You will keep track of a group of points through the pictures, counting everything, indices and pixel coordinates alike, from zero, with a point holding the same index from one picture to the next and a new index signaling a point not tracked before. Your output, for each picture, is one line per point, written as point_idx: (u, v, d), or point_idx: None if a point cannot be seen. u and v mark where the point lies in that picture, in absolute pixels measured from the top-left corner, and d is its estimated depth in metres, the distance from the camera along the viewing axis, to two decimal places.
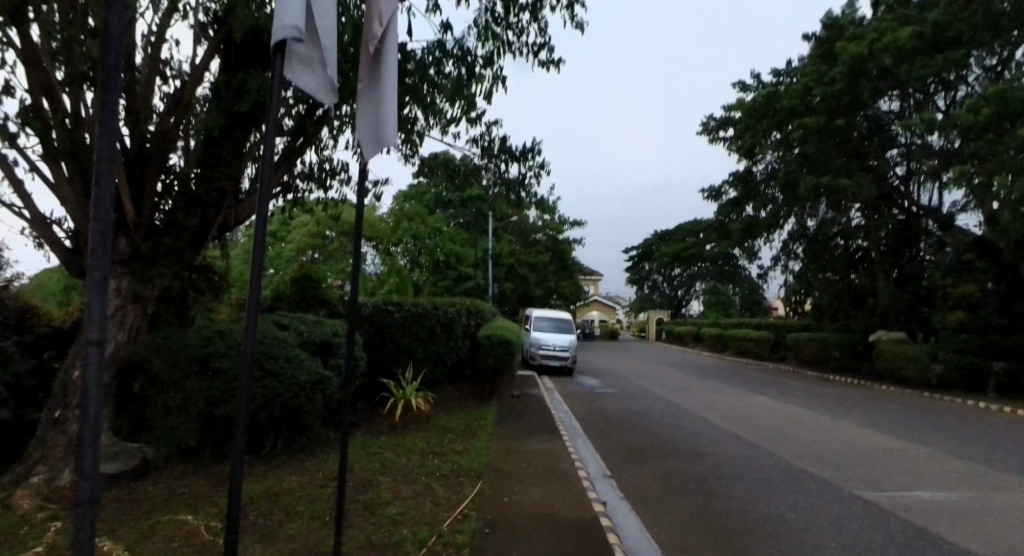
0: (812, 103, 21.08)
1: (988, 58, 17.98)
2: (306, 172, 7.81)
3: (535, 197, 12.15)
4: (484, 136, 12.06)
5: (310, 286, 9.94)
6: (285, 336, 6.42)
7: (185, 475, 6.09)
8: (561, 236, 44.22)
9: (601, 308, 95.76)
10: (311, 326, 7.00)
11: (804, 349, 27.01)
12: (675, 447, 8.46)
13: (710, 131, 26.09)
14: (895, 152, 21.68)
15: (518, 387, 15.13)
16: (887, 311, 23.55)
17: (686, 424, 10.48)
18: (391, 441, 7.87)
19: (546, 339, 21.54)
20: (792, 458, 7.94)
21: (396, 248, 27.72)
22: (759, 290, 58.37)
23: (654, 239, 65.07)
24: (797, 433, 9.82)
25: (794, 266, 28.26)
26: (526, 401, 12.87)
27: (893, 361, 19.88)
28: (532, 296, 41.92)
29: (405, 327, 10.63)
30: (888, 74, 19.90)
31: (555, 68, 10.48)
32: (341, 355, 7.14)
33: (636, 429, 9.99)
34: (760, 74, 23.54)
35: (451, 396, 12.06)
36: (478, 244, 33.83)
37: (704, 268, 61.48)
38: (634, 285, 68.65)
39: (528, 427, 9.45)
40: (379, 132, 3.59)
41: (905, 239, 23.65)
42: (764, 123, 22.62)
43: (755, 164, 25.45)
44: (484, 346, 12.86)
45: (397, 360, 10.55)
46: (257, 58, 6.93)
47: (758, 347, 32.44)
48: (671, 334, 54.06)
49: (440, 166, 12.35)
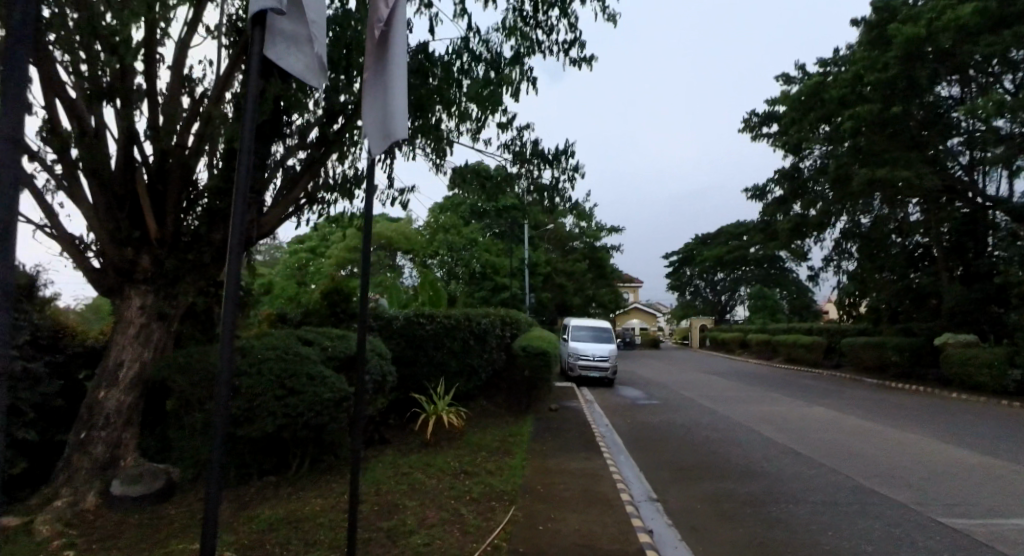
0: (863, 92, 19.87)
1: None
2: (331, 181, 7.61)
3: (570, 201, 11.69)
4: (515, 140, 11.74)
5: (340, 300, 9.75)
6: (308, 351, 6.17)
7: (209, 498, 5.90)
8: (598, 243, 43.52)
9: (642, 315, 94.01)
10: (336, 341, 6.75)
11: (861, 354, 25.39)
12: (727, 465, 7.78)
13: (752, 128, 25.03)
14: (957, 141, 20.24)
15: (556, 399, 14.61)
16: (953, 312, 21.88)
17: (737, 438, 9.75)
18: (422, 459, 7.53)
19: (585, 348, 20.91)
20: (858, 477, 7.17)
21: (432, 260, 27.81)
22: (809, 293, 55.85)
23: (695, 243, 63.33)
24: (863, 448, 8.96)
25: (847, 266, 26.73)
26: (565, 415, 12.34)
27: (963, 366, 18.35)
28: (570, 305, 41.26)
29: (438, 340, 10.34)
30: (947, 56, 18.55)
31: (587, 65, 10.09)
32: (368, 371, 6.81)
33: (683, 444, 9.33)
34: (804, 65, 22.46)
35: (486, 410, 11.69)
36: (514, 254, 33.52)
37: (749, 272, 59.35)
38: (676, 291, 66.92)
39: (566, 443, 8.95)
40: (386, 123, 3.25)
41: (970, 234, 22.00)
42: (812, 114, 21.73)
43: (801, 160, 24.19)
44: (520, 357, 12.42)
45: (430, 374, 10.24)
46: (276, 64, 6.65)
47: (811, 353, 30.77)
48: (716, 342, 52.31)
49: (471, 174, 12.03)
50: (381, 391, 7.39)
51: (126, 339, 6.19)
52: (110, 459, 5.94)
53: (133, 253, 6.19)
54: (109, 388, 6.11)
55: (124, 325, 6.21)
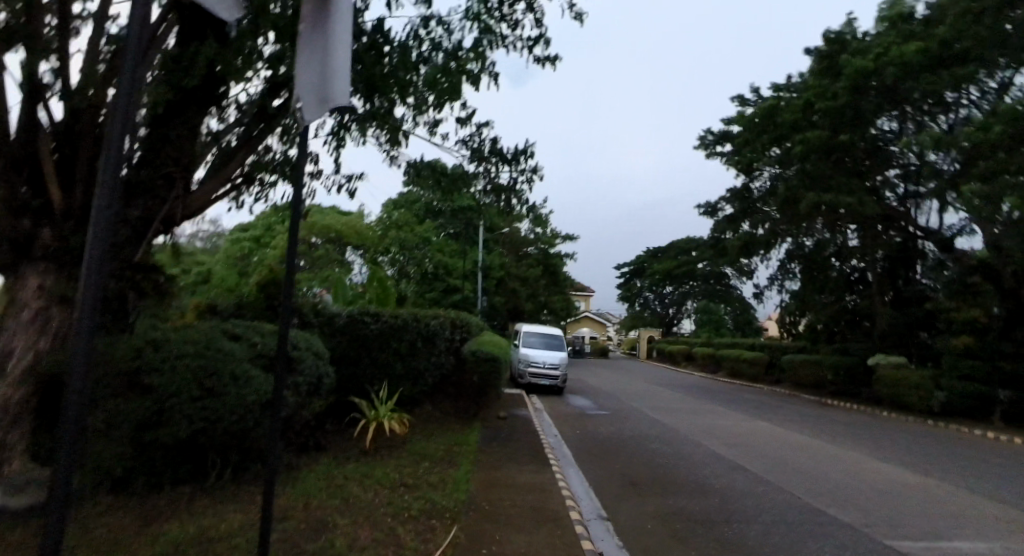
0: (814, 119, 20.62)
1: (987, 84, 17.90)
2: (271, 161, 7.02)
3: (526, 204, 11.35)
4: (474, 137, 11.35)
5: (277, 294, 9.00)
6: (234, 347, 5.54)
7: (111, 509, 5.14)
8: (553, 250, 43.60)
9: (592, 324, 95.24)
10: (266, 336, 6.11)
11: (800, 371, 26.32)
12: (676, 481, 7.62)
13: (708, 146, 25.62)
14: (894, 173, 21.37)
15: (505, 406, 14.23)
16: (885, 334, 23.00)
17: (685, 452, 9.67)
18: (360, 468, 6.97)
19: (535, 355, 20.68)
20: (805, 496, 7.15)
21: (383, 258, 26.99)
22: (751, 310, 57.98)
23: (646, 256, 64.65)
24: (805, 465, 9.06)
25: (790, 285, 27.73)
26: (513, 423, 12.00)
27: (895, 387, 19.20)
28: (522, 310, 41.04)
29: (383, 340, 9.82)
30: (890, 91, 19.51)
31: (550, 64, 9.85)
32: (302, 371, 6.19)
33: (632, 457, 9.15)
34: (758, 90, 23.15)
35: (432, 416, 11.16)
36: (467, 256, 32.97)
37: (696, 287, 61.11)
38: (626, 302, 68.05)
39: (514, 453, 8.57)
40: (325, 88, 2.83)
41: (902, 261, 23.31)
42: (764, 137, 22.29)
43: (752, 180, 24.94)
44: (469, 362, 11.95)
45: (372, 377, 9.72)
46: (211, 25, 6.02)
47: (752, 368, 31.74)
48: (662, 353, 53.44)
49: (426, 169, 11.57)
50: (317, 394, 6.79)
51: (19, 324, 5.36)
52: None
53: (31, 225, 5.42)
54: None
55: (17, 308, 5.38)
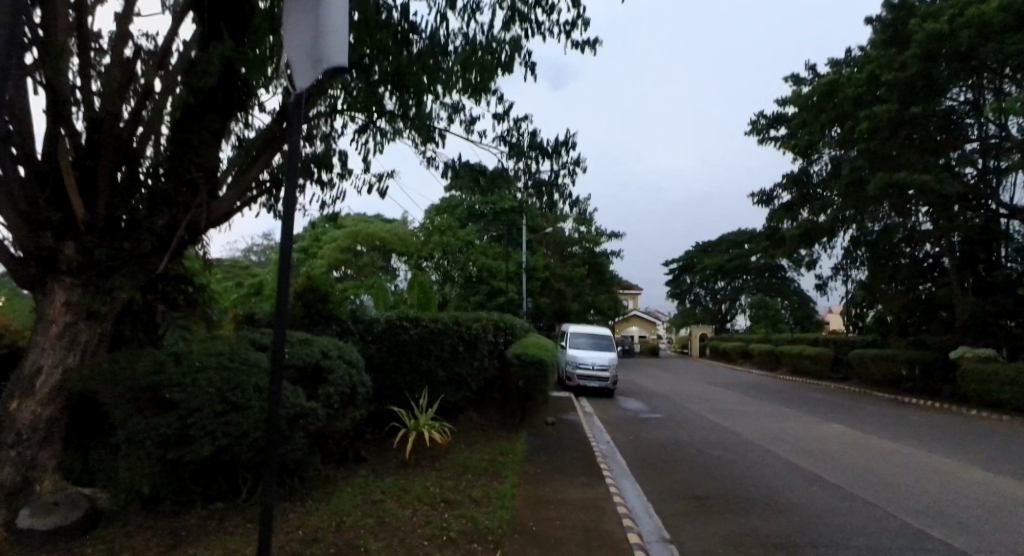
0: (881, 92, 19.03)
1: None
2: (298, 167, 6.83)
3: (569, 198, 10.73)
4: (512, 132, 10.86)
5: (315, 302, 8.79)
6: (258, 358, 5.23)
7: (137, 532, 4.88)
8: (598, 248, 42.69)
9: (641, 323, 93.10)
10: (297, 347, 5.78)
11: (871, 367, 24.40)
12: (748, 496, 6.86)
13: (760, 130, 24.27)
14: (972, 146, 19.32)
15: (553, 412, 13.59)
16: (968, 325, 20.97)
17: (753, 461, 8.85)
18: (398, 484, 6.55)
19: (584, 357, 19.98)
20: (902, 514, 6.24)
21: (427, 262, 27.26)
22: (810, 303, 54.99)
23: (696, 251, 62.68)
24: (893, 477, 8.08)
25: (856, 274, 25.85)
26: (562, 429, 11.39)
27: (984, 382, 17.38)
28: (568, 311, 40.21)
29: (423, 346, 9.46)
30: (966, 56, 17.77)
31: (590, 48, 9.22)
32: (333, 383, 5.77)
33: (694, 467, 8.42)
34: (814, 65, 21.69)
35: (477, 423, 10.72)
36: (510, 258, 32.57)
37: (749, 281, 58.64)
38: (675, 300, 66.15)
39: (564, 465, 7.98)
40: (318, 49, 2.40)
41: (983, 243, 21.30)
42: (824, 115, 20.82)
43: (811, 164, 23.39)
44: (513, 367, 11.39)
45: (412, 384, 9.32)
46: (223, 19, 6.00)
47: (817, 365, 29.78)
48: (716, 351, 51.38)
49: (465, 169, 11.13)
50: (353, 405, 6.41)
51: (47, 341, 5.21)
52: (21, 483, 4.97)
53: (54, 239, 5.20)
54: (24, 399, 5.11)
55: (44, 324, 5.23)
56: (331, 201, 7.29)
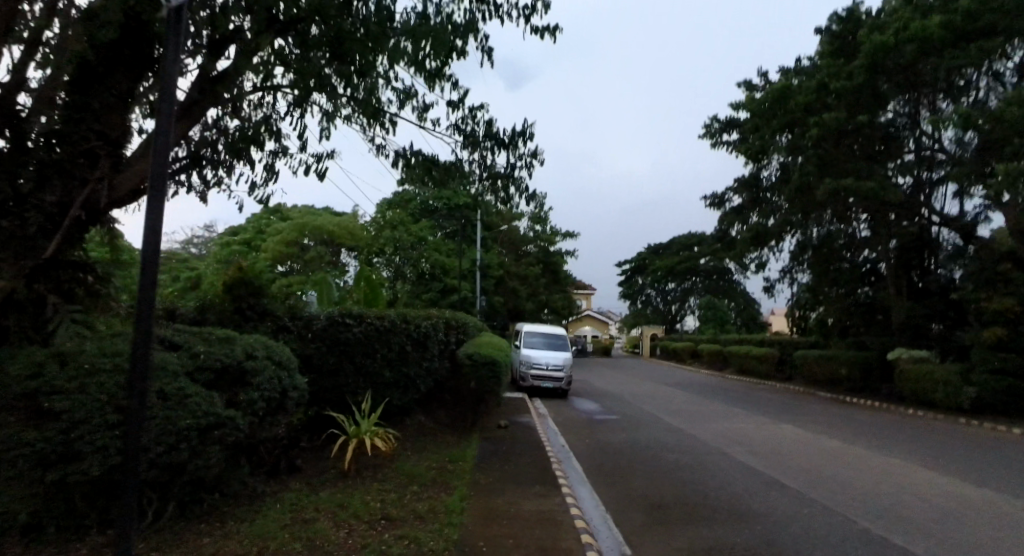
0: (830, 100, 19.55)
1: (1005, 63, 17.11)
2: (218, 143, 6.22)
3: (525, 192, 10.27)
4: (467, 120, 10.31)
5: (247, 295, 7.93)
6: (166, 358, 4.49)
7: None
8: (553, 248, 42.60)
9: (594, 323, 94.30)
10: (216, 346, 5.04)
11: (813, 367, 25.22)
12: (709, 503, 6.60)
13: (713, 134, 24.65)
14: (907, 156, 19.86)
15: (505, 414, 13.10)
16: (902, 327, 21.96)
17: (711, 465, 8.66)
18: (334, 498, 5.90)
19: (538, 357, 19.63)
20: (859, 517, 6.17)
21: (377, 258, 26.57)
22: (754, 305, 56.98)
23: (648, 253, 63.85)
24: (848, 479, 8.06)
25: (800, 277, 26.73)
26: (515, 433, 10.93)
27: (920, 382, 18.12)
28: (523, 310, 39.85)
29: (367, 345, 8.80)
30: (906, 69, 18.54)
31: (550, 35, 8.81)
32: (257, 387, 5.06)
33: (652, 473, 8.14)
34: (766, 72, 22.14)
35: (425, 428, 10.12)
36: (464, 255, 31.90)
37: (698, 283, 60.28)
38: (627, 300, 67.09)
39: (517, 473, 7.50)
40: None
41: (915, 250, 22.37)
42: (775, 121, 21.28)
43: (762, 169, 23.96)
44: (465, 367, 10.81)
45: (355, 386, 8.65)
46: None
47: (762, 365, 30.62)
48: (666, 351, 52.34)
49: (417, 159, 10.47)
50: (284, 410, 5.68)
51: None
52: None
53: None
54: None
55: None
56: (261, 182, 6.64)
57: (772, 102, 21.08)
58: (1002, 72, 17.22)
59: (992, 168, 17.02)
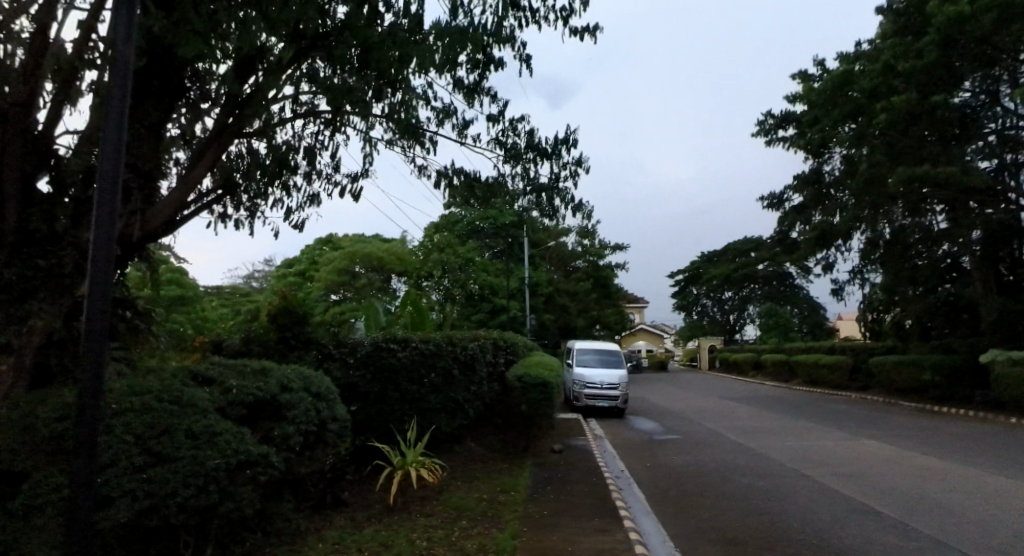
0: (896, 83, 18.16)
1: None
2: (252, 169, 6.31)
3: (572, 203, 9.84)
4: (508, 134, 10.04)
5: (291, 324, 7.85)
6: (197, 395, 4.30)
7: None
8: (602, 261, 41.79)
9: (648, 337, 92.00)
10: (249, 378, 4.84)
11: (893, 374, 23.25)
12: (795, 537, 5.84)
13: (767, 131, 23.58)
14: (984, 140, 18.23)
15: (560, 437, 12.54)
16: (994, 327, 19.95)
17: (790, 490, 7.82)
18: (380, 535, 5.58)
19: (591, 375, 18.92)
20: (975, 550, 5.27)
21: (427, 281, 26.69)
22: (820, 310, 53.87)
23: (701, 261, 61.83)
24: (955, 502, 7.08)
25: (872, 277, 24.89)
26: (572, 457, 10.36)
27: (1022, 387, 16.28)
28: (575, 326, 39.14)
29: (414, 369, 8.59)
30: (983, 42, 16.96)
31: (589, 35, 8.44)
32: (293, 421, 4.80)
33: (724, 500, 7.40)
34: (822, 61, 21.04)
35: (476, 454, 9.74)
36: (512, 273, 31.70)
37: (757, 290, 57.75)
38: (682, 311, 64.96)
39: (574, 504, 6.95)
40: None
41: (1003, 241, 20.39)
42: (835, 112, 20.12)
43: (825, 163, 22.81)
44: (515, 390, 10.38)
45: (403, 413, 8.41)
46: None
47: (834, 374, 28.58)
48: (727, 363, 50.06)
49: (459, 177, 10.25)
50: (323, 443, 5.41)
51: None
52: None
53: None
54: None
55: None
56: (296, 206, 6.67)
57: (833, 91, 19.98)
58: None
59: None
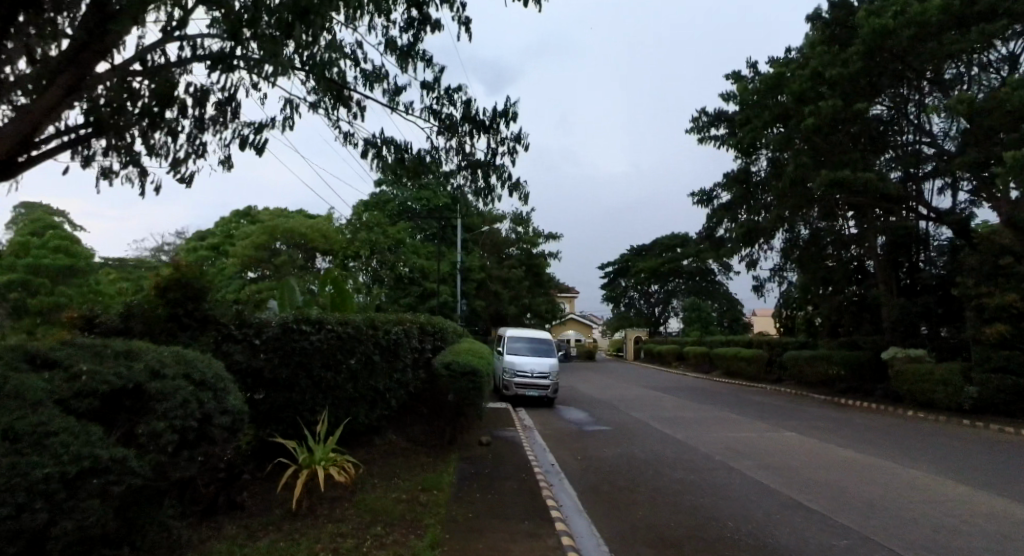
0: (825, 90, 18.97)
1: (996, 51, 16.81)
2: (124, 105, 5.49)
3: (508, 182, 9.22)
4: (444, 103, 9.23)
5: (184, 299, 6.60)
6: (27, 381, 3.30)
7: None
8: (535, 250, 41.63)
9: (577, 327, 94.01)
10: (107, 363, 3.91)
11: (804, 367, 24.65)
12: (727, 536, 5.62)
13: (701, 128, 24.05)
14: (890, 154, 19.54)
15: (488, 428, 12.04)
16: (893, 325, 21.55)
17: (721, 486, 7.72)
18: (281, 547, 4.75)
19: (522, 363, 18.56)
20: (895, 544, 5.28)
21: (353, 262, 25.44)
22: (738, 305, 56.94)
23: (631, 254, 63.51)
24: (875, 495, 7.19)
25: (789, 274, 26.26)
26: (500, 450, 9.86)
27: (918, 382, 17.57)
28: (506, 314, 38.78)
29: (327, 353, 7.74)
30: (900, 58, 17.97)
31: (534, 1, 7.79)
32: (165, 416, 3.89)
33: (656, 496, 7.17)
34: (755, 62, 21.56)
35: (396, 447, 9.02)
36: (444, 257, 30.77)
37: (681, 284, 60.14)
38: (611, 303, 66.49)
39: (503, 504, 6.42)
40: None
41: (903, 246, 22.05)
42: (766, 113, 20.77)
43: (752, 163, 23.51)
44: (441, 378, 9.71)
45: (313, 403, 7.55)
46: None
47: (750, 367, 30.03)
48: (651, 354, 51.83)
49: (388, 147, 9.34)
50: (209, 441, 4.48)
51: None
52: None
53: None
54: None
55: None
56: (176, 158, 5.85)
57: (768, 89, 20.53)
58: (990, 64, 17.01)
59: (991, 172, 16.32)
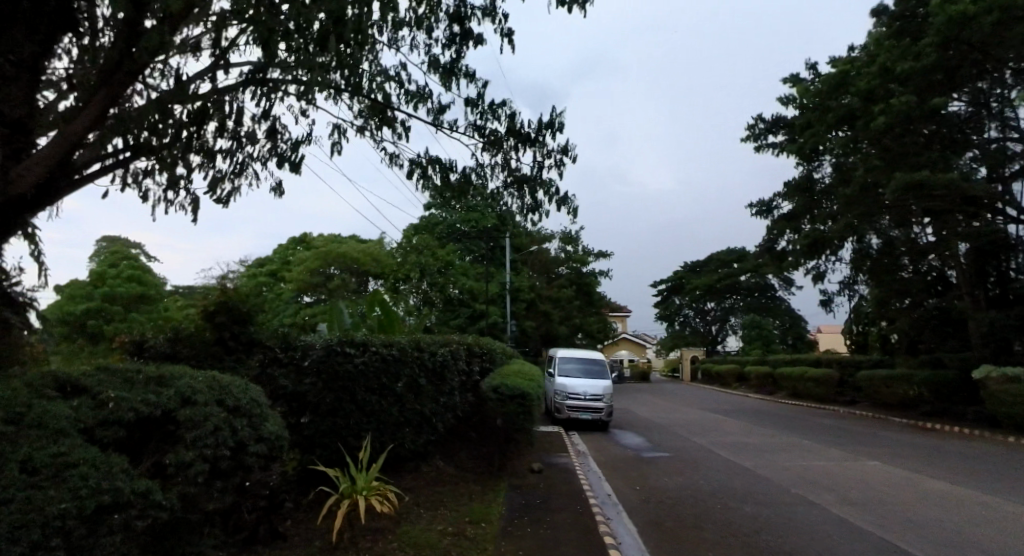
0: (895, 87, 17.77)
1: None
2: (159, 125, 5.74)
3: (555, 196, 8.87)
4: (488, 119, 9.04)
5: (230, 323, 6.49)
6: (54, 406, 3.17)
7: None
8: (585, 268, 40.91)
9: (629, 347, 91.63)
10: (137, 389, 3.76)
11: (882, 388, 22.69)
12: None
13: (757, 136, 23.05)
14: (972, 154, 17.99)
15: (540, 454, 11.51)
16: (985, 341, 19.53)
17: (800, 523, 6.87)
18: None
19: (574, 385, 17.94)
20: None
21: (403, 284, 25.65)
22: (802, 323, 53.83)
23: (685, 271, 61.51)
24: (988, 537, 6.17)
25: (861, 287, 24.46)
26: (553, 478, 9.32)
27: (1020, 404, 15.70)
28: (556, 334, 38.05)
29: (373, 375, 7.55)
30: (980, 49, 16.58)
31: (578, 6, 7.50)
32: (192, 445, 3.69)
33: (724, 532, 6.51)
34: (815, 64, 20.51)
35: (443, 475, 8.67)
36: (493, 277, 30.65)
37: (739, 301, 57.53)
38: (665, 322, 64.36)
39: (556, 540, 5.88)
40: None
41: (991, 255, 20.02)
42: (830, 115, 19.70)
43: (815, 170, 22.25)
44: (490, 402, 9.35)
45: (358, 428, 7.33)
46: None
47: (820, 388, 27.99)
48: (710, 374, 49.57)
49: (433, 167, 9.20)
50: (244, 470, 4.26)
51: None
52: None
53: None
54: None
55: None
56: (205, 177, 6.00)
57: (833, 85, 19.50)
58: None
59: None
